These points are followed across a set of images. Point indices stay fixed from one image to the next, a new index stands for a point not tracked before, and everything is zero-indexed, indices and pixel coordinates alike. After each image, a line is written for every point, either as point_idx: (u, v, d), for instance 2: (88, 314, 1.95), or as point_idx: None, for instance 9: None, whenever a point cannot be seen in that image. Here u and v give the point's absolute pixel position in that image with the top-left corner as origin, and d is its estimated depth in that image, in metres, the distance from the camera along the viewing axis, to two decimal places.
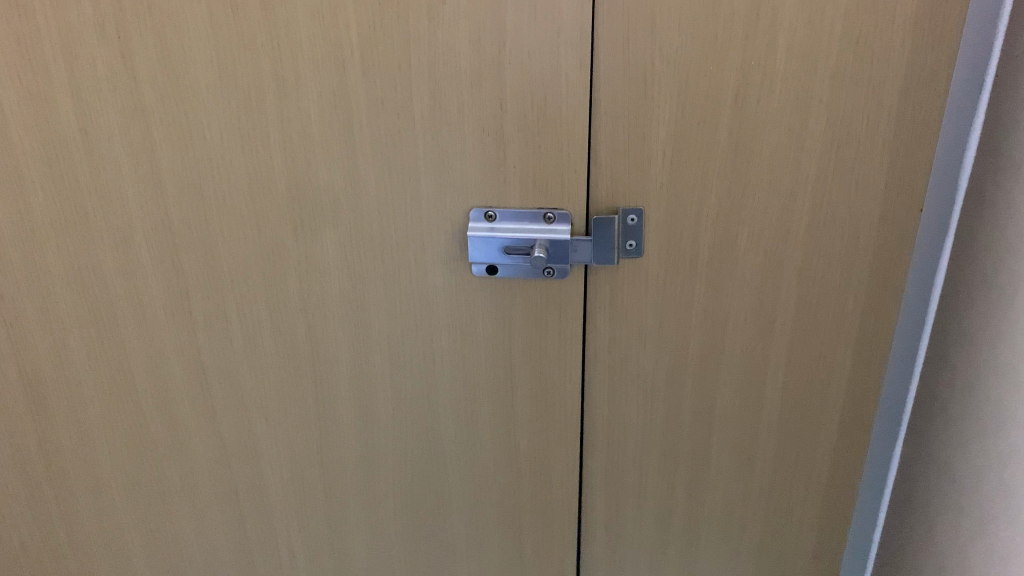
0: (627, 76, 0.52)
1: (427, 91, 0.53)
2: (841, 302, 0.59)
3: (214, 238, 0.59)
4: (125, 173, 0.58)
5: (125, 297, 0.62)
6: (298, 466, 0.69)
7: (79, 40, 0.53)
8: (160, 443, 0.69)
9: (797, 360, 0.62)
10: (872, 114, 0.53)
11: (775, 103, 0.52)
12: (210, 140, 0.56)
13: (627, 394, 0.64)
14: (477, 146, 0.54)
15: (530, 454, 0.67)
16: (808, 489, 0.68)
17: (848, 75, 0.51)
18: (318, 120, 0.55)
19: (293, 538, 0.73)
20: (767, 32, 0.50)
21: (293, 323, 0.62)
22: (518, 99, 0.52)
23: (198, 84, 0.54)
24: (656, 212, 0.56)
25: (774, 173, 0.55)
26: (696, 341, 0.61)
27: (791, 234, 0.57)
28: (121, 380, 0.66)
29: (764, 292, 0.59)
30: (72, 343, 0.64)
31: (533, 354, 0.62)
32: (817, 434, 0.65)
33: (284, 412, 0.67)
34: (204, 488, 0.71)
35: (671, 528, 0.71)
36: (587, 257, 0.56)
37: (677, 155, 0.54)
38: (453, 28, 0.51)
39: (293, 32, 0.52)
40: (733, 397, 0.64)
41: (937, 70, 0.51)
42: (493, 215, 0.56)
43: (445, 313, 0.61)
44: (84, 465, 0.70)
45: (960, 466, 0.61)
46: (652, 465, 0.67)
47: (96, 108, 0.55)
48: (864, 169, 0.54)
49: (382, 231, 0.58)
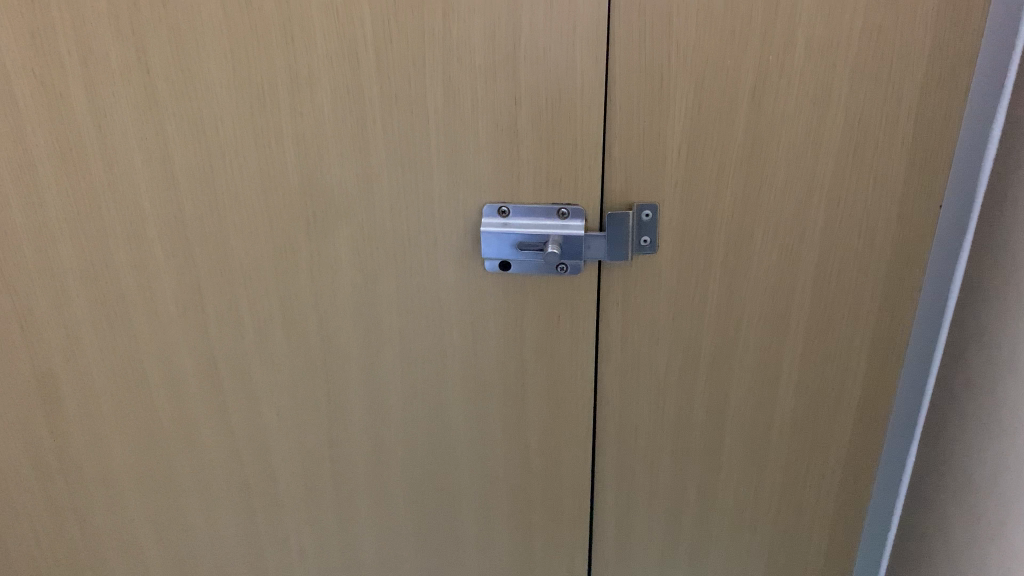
0: (643, 71, 0.51)
1: (440, 86, 0.53)
2: (856, 300, 0.59)
3: (226, 233, 0.59)
4: (138, 168, 0.58)
5: (137, 290, 0.62)
6: (308, 461, 0.69)
7: (93, 33, 0.53)
8: (171, 436, 0.69)
9: (811, 359, 0.61)
10: (891, 110, 0.52)
11: (793, 99, 0.52)
12: (223, 134, 0.56)
13: (639, 391, 0.63)
14: (491, 141, 0.54)
15: (541, 451, 0.67)
16: (822, 489, 0.67)
17: (867, 71, 0.51)
18: (331, 114, 0.54)
19: (302, 533, 0.73)
20: (786, 28, 0.49)
21: (304, 318, 0.62)
22: (533, 94, 0.52)
23: (212, 78, 0.54)
24: (670, 209, 0.56)
25: (791, 170, 0.54)
26: (709, 339, 0.61)
27: (807, 232, 0.56)
28: (133, 374, 0.66)
29: (779, 290, 0.58)
30: (85, 337, 0.65)
31: (545, 351, 0.61)
32: (831, 433, 0.65)
33: (295, 407, 0.67)
34: (215, 482, 0.71)
35: (682, 526, 0.70)
36: (601, 253, 0.56)
37: (693, 151, 0.53)
38: (467, 23, 0.50)
39: (308, 26, 0.52)
40: (746, 396, 0.63)
41: (958, 66, 0.50)
42: (506, 211, 0.56)
43: (457, 309, 0.61)
44: (96, 459, 0.70)
45: (976, 466, 0.60)
46: (663, 463, 0.67)
47: (110, 101, 0.55)
48: (882, 165, 0.54)
49: (394, 227, 0.58)
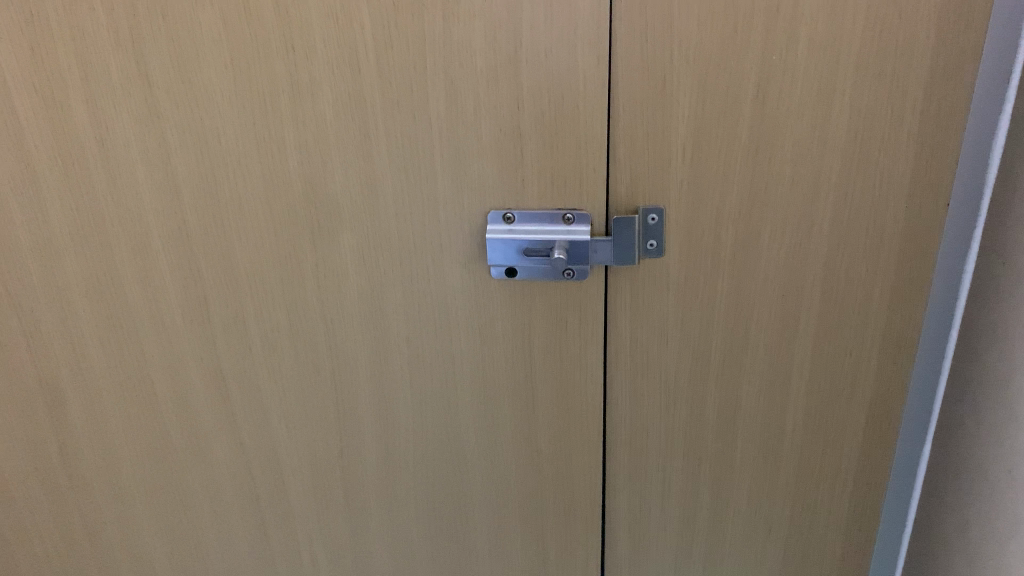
0: (645, 72, 0.51)
1: (442, 90, 0.52)
2: (867, 298, 0.58)
3: (231, 243, 0.59)
4: (141, 180, 0.58)
5: (143, 303, 0.62)
6: (318, 471, 0.69)
7: (93, 46, 0.53)
8: (179, 448, 0.69)
9: (822, 357, 0.61)
10: (896, 106, 0.52)
11: (797, 97, 0.51)
12: (225, 145, 0.56)
13: (649, 394, 0.63)
14: (494, 146, 0.54)
15: (551, 455, 0.66)
16: (836, 489, 0.67)
17: (871, 66, 0.50)
18: (333, 122, 0.54)
19: (314, 544, 0.73)
20: (788, 24, 0.49)
21: (311, 326, 0.62)
22: (535, 98, 0.52)
23: (213, 89, 0.54)
24: (676, 210, 0.55)
25: (797, 169, 0.54)
26: (719, 340, 0.60)
27: (815, 230, 0.56)
28: (140, 386, 0.66)
29: (788, 289, 0.58)
30: (91, 351, 0.64)
31: (554, 355, 0.61)
32: (844, 431, 0.64)
33: (304, 416, 0.66)
34: (225, 494, 0.71)
35: (695, 528, 0.70)
36: (608, 257, 0.56)
37: (698, 151, 0.53)
38: (467, 26, 0.50)
39: (307, 33, 0.51)
40: (758, 396, 0.63)
41: (963, 58, 0.50)
42: (511, 217, 0.56)
43: (463, 316, 0.60)
44: (106, 474, 0.70)
45: (992, 463, 0.59)
46: (675, 465, 0.66)
47: (112, 114, 0.55)
48: (889, 161, 0.53)
49: (399, 233, 0.58)
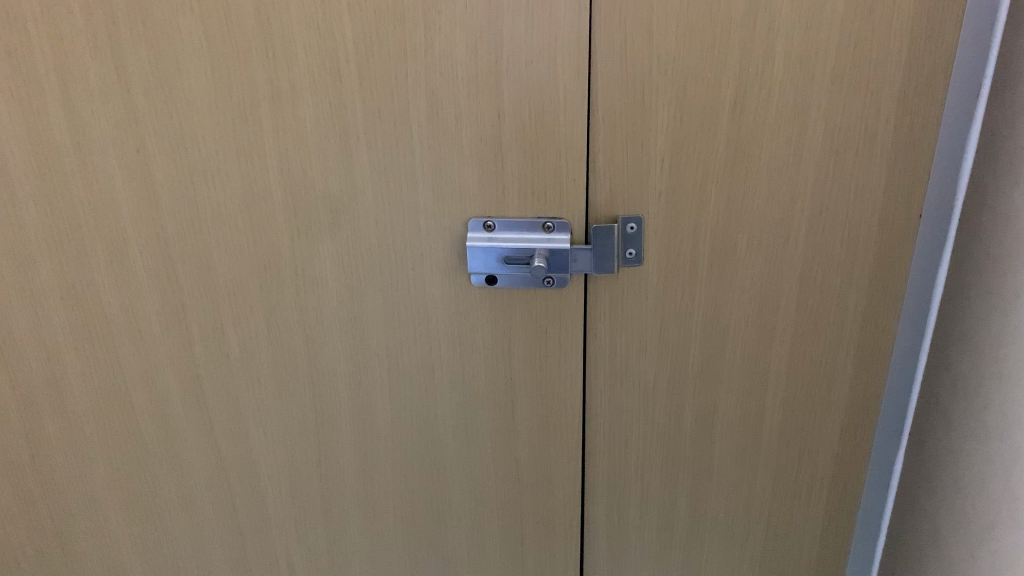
0: (624, 83, 0.51)
1: (424, 100, 0.53)
2: (841, 308, 0.59)
3: (209, 250, 0.59)
4: (119, 186, 0.57)
5: (118, 309, 0.61)
6: (296, 476, 0.68)
7: (71, 51, 0.53)
8: (155, 454, 0.68)
9: (798, 365, 0.61)
10: (870, 120, 0.53)
11: (774, 109, 0.52)
12: (205, 151, 0.55)
13: (628, 402, 0.63)
14: (475, 155, 0.54)
15: (530, 462, 0.66)
16: (811, 496, 0.67)
17: (845, 80, 0.51)
18: (313, 129, 0.54)
19: (291, 551, 0.72)
20: (764, 39, 0.50)
21: (290, 333, 0.62)
22: (515, 109, 0.52)
23: (192, 94, 0.54)
24: (654, 221, 0.56)
25: (773, 180, 0.54)
26: (697, 348, 0.61)
27: (790, 240, 0.56)
28: (115, 393, 0.65)
29: (764, 298, 0.59)
30: (65, 359, 0.63)
31: (534, 362, 0.61)
32: (820, 437, 0.65)
33: (281, 421, 0.66)
34: (201, 500, 0.70)
35: (674, 535, 0.70)
36: (587, 266, 0.56)
37: (676, 162, 0.54)
38: (449, 36, 0.50)
39: (289, 41, 0.51)
40: (735, 404, 0.63)
41: (934, 75, 0.51)
42: (491, 225, 0.56)
43: (444, 322, 0.60)
44: (80, 483, 0.69)
45: (962, 470, 0.60)
46: (654, 472, 0.67)
47: (90, 119, 0.55)
48: (862, 174, 0.54)
49: (379, 240, 0.58)
